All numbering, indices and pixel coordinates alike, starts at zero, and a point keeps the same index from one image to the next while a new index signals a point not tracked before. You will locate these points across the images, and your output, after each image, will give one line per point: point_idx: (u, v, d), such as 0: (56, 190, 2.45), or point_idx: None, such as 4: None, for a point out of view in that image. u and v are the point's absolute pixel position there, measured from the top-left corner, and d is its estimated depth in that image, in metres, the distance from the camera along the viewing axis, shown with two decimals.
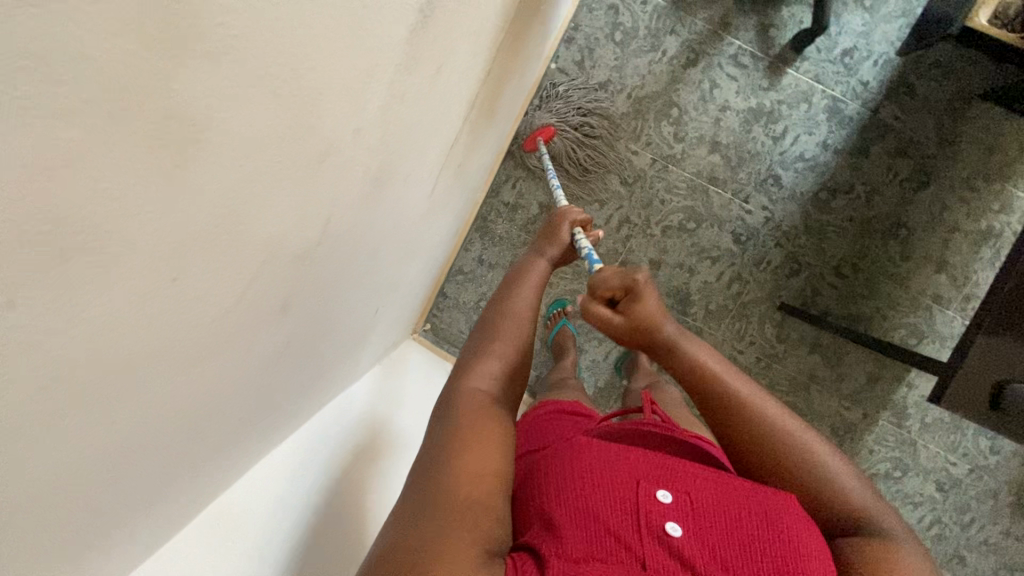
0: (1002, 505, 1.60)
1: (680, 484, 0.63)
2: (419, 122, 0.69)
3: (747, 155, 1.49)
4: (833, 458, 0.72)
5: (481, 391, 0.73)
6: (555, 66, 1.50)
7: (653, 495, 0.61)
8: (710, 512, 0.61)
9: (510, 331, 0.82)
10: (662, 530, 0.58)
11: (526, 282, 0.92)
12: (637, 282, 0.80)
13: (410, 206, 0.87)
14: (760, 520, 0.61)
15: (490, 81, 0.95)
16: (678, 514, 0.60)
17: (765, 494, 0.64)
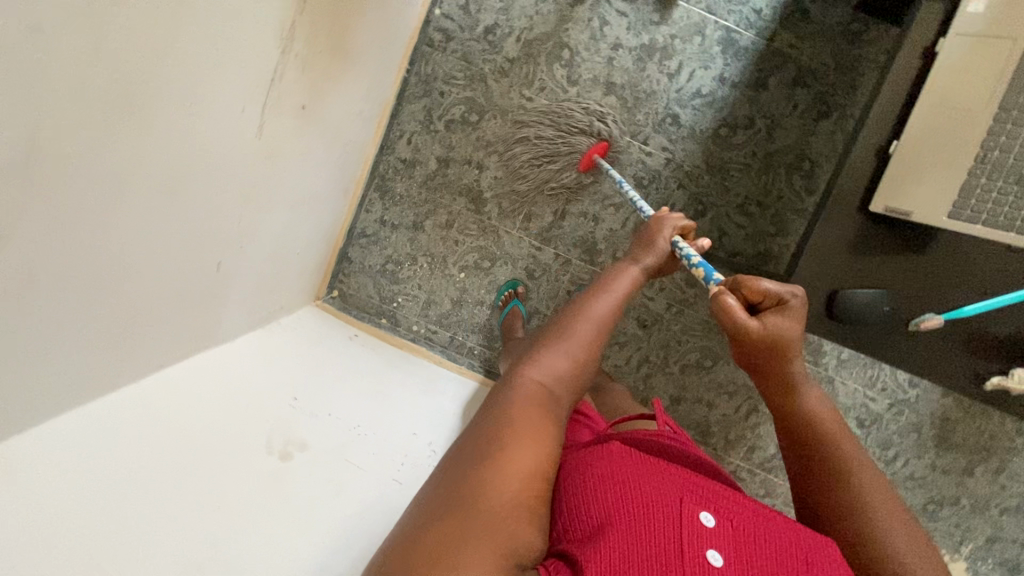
0: (925, 439, 1.60)
1: (720, 510, 0.63)
2: (186, 38, 0.66)
3: (644, 94, 1.44)
4: (917, 539, 0.71)
5: (549, 389, 0.72)
6: (440, 13, 1.44)
7: (698, 518, 0.61)
8: (748, 537, 0.61)
9: (587, 336, 0.78)
10: (703, 555, 0.57)
11: (615, 289, 0.85)
12: (791, 298, 0.74)
13: (223, 143, 0.83)
14: (790, 552, 0.61)
15: (312, 12, 0.90)
16: (719, 542, 0.59)
17: (801, 537, 0.64)
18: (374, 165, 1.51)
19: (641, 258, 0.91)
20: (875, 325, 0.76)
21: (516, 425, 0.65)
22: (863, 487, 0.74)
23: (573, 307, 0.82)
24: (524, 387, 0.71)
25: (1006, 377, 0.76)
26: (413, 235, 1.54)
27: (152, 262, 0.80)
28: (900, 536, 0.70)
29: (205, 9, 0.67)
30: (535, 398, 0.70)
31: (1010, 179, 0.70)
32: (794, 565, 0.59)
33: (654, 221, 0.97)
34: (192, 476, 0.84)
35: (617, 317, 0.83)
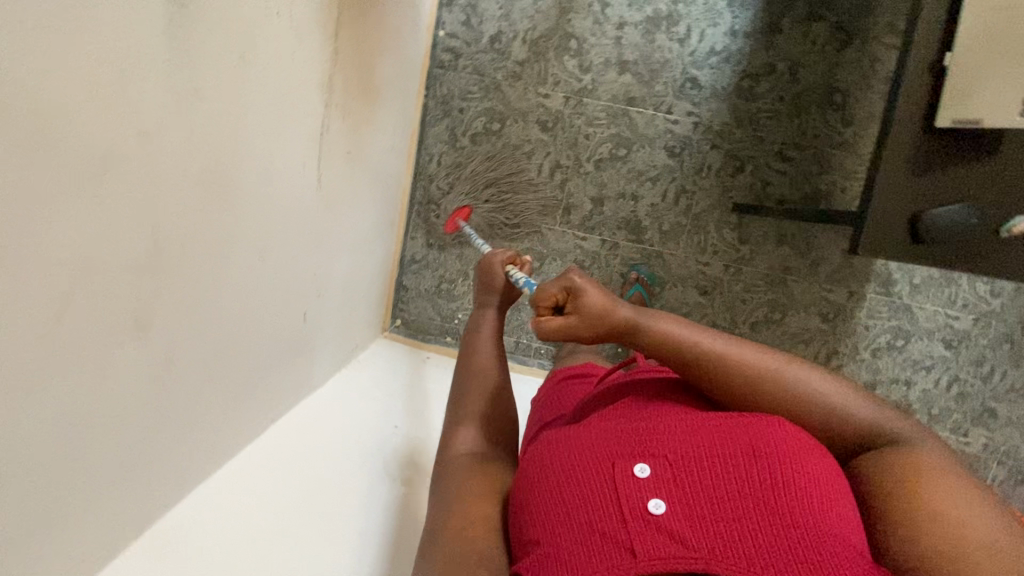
0: (1019, 347, 1.55)
1: (656, 450, 0.61)
2: (252, 112, 0.71)
3: (658, 65, 1.44)
4: (821, 376, 0.69)
5: (474, 450, 0.80)
6: (444, 33, 1.48)
7: (629, 472, 0.59)
8: (690, 468, 0.58)
9: (483, 388, 0.88)
10: (642, 509, 0.55)
11: (484, 339, 0.97)
12: (573, 280, 0.76)
13: (293, 200, 0.87)
14: (736, 460, 0.58)
15: (344, 62, 0.95)
16: (658, 487, 0.57)
17: (742, 429, 0.62)
18: (411, 193, 1.56)
19: (483, 299, 1.03)
20: (962, 241, 0.75)
21: (456, 500, 0.71)
22: (755, 380, 0.69)
23: (465, 369, 0.92)
24: (449, 464, 0.78)
25: None
26: (462, 251, 1.58)
27: (256, 324, 0.86)
28: (814, 393, 0.67)
29: (264, 81, 0.72)
30: (465, 468, 0.76)
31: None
32: (748, 473, 0.57)
33: (482, 258, 1.07)
34: (330, 523, 0.92)
35: (500, 356, 0.95)
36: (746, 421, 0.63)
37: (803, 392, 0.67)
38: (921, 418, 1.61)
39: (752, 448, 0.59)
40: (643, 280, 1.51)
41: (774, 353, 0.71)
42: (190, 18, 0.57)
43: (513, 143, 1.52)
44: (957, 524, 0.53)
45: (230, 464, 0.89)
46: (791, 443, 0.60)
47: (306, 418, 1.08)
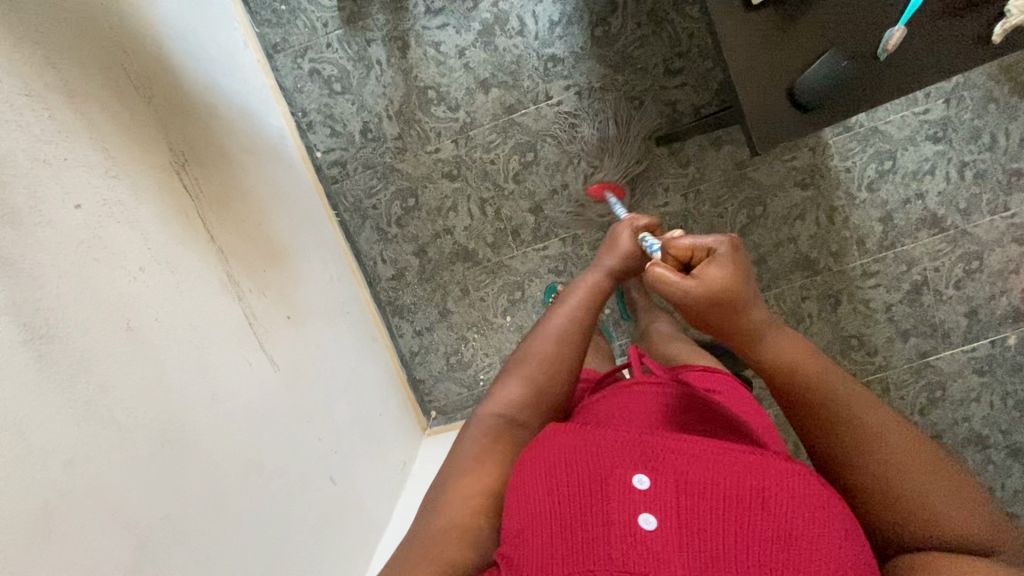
0: (1006, 100, 1.45)
1: (664, 465, 0.56)
2: (169, 363, 0.74)
3: (515, 65, 1.44)
4: (939, 469, 0.56)
5: (510, 418, 0.76)
6: (321, 152, 1.51)
7: (627, 482, 0.55)
8: (692, 489, 0.53)
9: (547, 354, 0.82)
10: (630, 523, 0.52)
11: (573, 303, 0.89)
12: (722, 247, 0.66)
13: (256, 398, 0.90)
14: (741, 496, 0.52)
15: (233, 252, 0.97)
16: (653, 502, 0.53)
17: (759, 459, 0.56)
18: (376, 300, 1.58)
19: (600, 265, 0.95)
20: (847, 86, 0.71)
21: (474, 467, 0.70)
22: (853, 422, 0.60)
23: (538, 328, 0.87)
24: (484, 424, 0.75)
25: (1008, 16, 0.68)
26: (449, 322, 1.58)
27: (285, 520, 0.88)
28: (910, 472, 0.56)
29: (163, 331, 0.75)
30: (496, 434, 0.74)
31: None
32: (750, 512, 0.51)
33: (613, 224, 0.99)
34: None
35: (582, 326, 0.86)
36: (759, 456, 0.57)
37: (894, 461, 0.57)
38: (954, 218, 1.52)
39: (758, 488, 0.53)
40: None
41: (907, 427, 0.59)
42: (59, 341, 0.60)
43: (433, 205, 1.52)
44: None
45: None
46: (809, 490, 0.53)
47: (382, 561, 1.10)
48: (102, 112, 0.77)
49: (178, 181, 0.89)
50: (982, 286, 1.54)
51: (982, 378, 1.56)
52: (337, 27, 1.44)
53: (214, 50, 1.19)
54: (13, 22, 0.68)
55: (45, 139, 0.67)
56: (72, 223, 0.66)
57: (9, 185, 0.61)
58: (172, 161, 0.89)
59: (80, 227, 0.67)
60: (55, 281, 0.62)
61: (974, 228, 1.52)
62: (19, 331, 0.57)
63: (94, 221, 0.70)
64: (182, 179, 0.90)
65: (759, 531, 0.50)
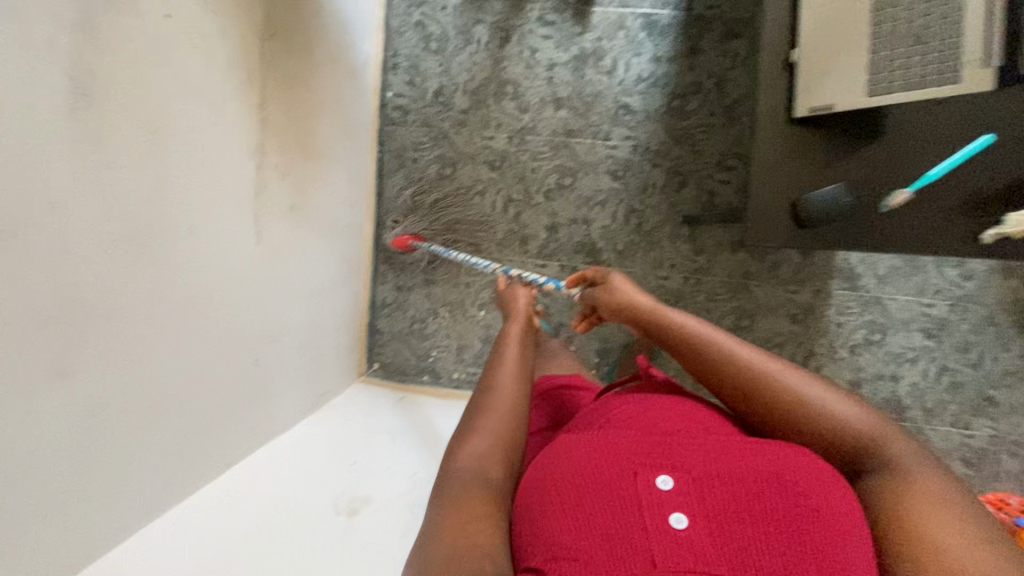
0: (1006, 329, 1.51)
1: (677, 468, 0.60)
2: (171, 179, 0.80)
3: (591, 98, 1.53)
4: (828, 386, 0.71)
5: (483, 474, 0.66)
6: (392, 93, 1.60)
7: (651, 483, 0.59)
8: (710, 488, 0.58)
9: (498, 408, 0.77)
10: (664, 522, 0.55)
11: (507, 362, 0.87)
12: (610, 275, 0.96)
13: (228, 255, 0.96)
14: (753, 491, 0.58)
15: (274, 127, 1.05)
16: (679, 499, 0.57)
17: (760, 460, 0.62)
18: (376, 240, 1.64)
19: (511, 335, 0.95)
20: (841, 221, 0.78)
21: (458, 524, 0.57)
22: (773, 385, 0.71)
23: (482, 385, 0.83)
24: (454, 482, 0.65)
25: (1001, 225, 0.74)
26: (429, 290, 1.64)
27: (202, 368, 0.93)
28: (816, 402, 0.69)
29: (181, 153, 0.81)
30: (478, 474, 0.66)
31: (908, 42, 0.68)
32: (766, 505, 0.56)
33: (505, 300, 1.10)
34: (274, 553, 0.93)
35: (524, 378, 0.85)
36: (765, 464, 0.62)
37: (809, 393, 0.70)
38: (916, 413, 1.55)
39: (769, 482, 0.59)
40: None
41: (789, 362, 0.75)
42: (94, 105, 0.67)
43: (465, 182, 1.60)
44: (925, 524, 0.55)
45: (190, 494, 0.94)
46: (818, 498, 0.58)
47: (271, 454, 1.14)
48: None
49: (257, 45, 0.97)
50: None
51: None
52: None
53: None
54: None
55: None
56: (153, 25, 0.74)
57: None
58: (260, 27, 0.98)
59: (157, 31, 0.75)
60: (115, 59, 0.69)
61: (930, 430, 1.55)
62: (68, 81, 0.64)
63: (172, 34, 0.77)
64: (261, 45, 0.98)
65: (781, 516, 0.55)
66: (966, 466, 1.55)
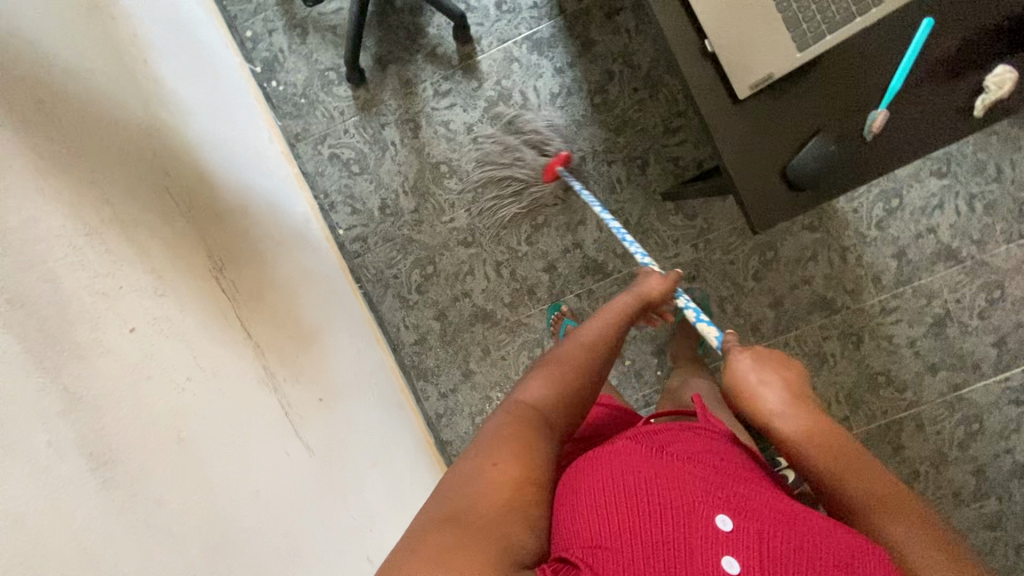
0: (1007, 132, 1.48)
1: (748, 511, 0.57)
2: (214, 467, 0.78)
3: (521, 136, 1.51)
4: (943, 544, 0.61)
5: (540, 410, 0.69)
6: (343, 229, 1.58)
7: (712, 520, 0.56)
8: (775, 541, 0.55)
9: (569, 359, 0.77)
10: (713, 565, 0.53)
11: (606, 321, 0.87)
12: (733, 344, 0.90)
13: (292, 489, 0.93)
14: (823, 556, 0.54)
15: (268, 344, 1.03)
16: (737, 546, 0.54)
17: (839, 526, 0.58)
18: (401, 365, 1.61)
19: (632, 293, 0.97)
20: (838, 169, 0.75)
21: (503, 446, 0.61)
22: (868, 509, 0.66)
23: (572, 334, 0.84)
24: (511, 405, 0.69)
25: (985, 94, 0.72)
26: (472, 382, 1.60)
27: None
28: (914, 545, 0.61)
29: (210, 436, 0.80)
30: (528, 422, 0.66)
31: None
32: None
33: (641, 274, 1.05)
34: None
35: (614, 346, 0.84)
36: (842, 526, 0.57)
37: (903, 537, 0.62)
38: (969, 250, 1.52)
39: (844, 559, 0.54)
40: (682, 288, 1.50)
41: (912, 504, 0.65)
42: (118, 461, 0.66)
43: (452, 270, 1.58)
44: None
45: None
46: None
47: None
48: (148, 233, 0.85)
49: (214, 286, 0.95)
50: (1008, 314, 1.53)
51: (1021, 409, 1.53)
52: (352, 113, 1.53)
53: (243, 151, 1.29)
54: (79, 172, 0.77)
55: (101, 272, 0.73)
56: (127, 346, 0.73)
57: (73, 322, 0.67)
58: (210, 267, 0.96)
59: (133, 350, 0.73)
60: (113, 405, 0.68)
61: (992, 258, 1.52)
62: (86, 458, 0.63)
63: (146, 340, 0.76)
64: (218, 283, 0.97)
65: None
66: None
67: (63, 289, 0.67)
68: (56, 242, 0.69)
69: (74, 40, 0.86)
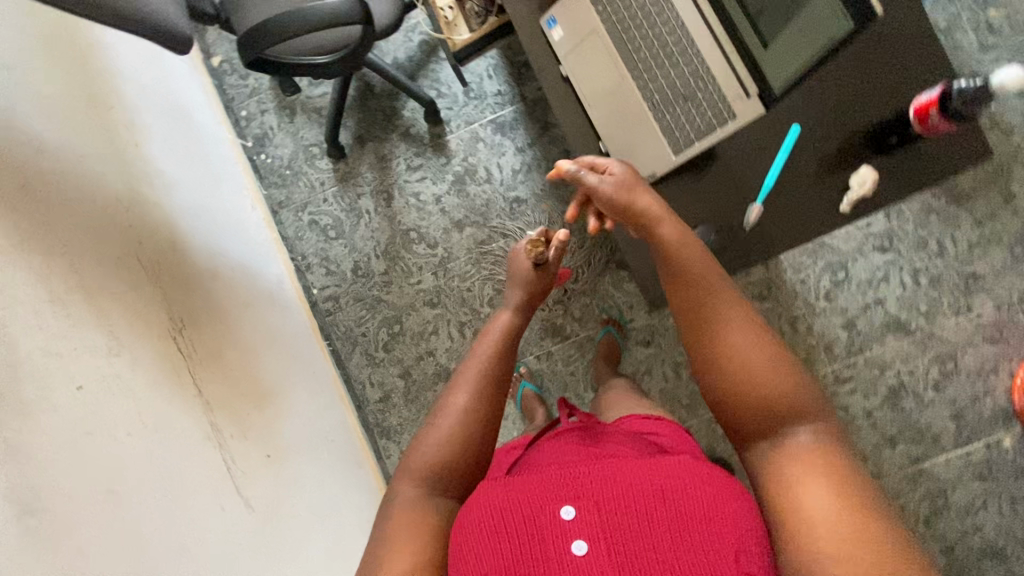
0: (945, 210, 1.55)
1: (585, 490, 0.62)
2: (141, 518, 0.84)
3: (485, 206, 1.63)
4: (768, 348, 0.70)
5: (439, 471, 0.74)
6: (317, 289, 1.68)
7: (555, 514, 0.60)
8: (611, 508, 0.60)
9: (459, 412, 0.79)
10: (567, 552, 0.58)
11: (480, 353, 0.86)
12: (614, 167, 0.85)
13: (223, 544, 0.97)
14: (653, 507, 0.60)
15: (218, 400, 1.10)
16: (581, 526, 0.59)
17: (665, 468, 0.64)
18: (364, 422, 1.65)
19: (512, 296, 0.97)
20: (726, 250, 0.89)
21: (395, 546, 0.67)
22: (716, 329, 0.72)
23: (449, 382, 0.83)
24: (409, 474, 0.74)
25: (849, 194, 0.86)
26: None
27: None
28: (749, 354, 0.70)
29: (140, 488, 0.85)
30: (414, 512, 0.70)
31: (680, 103, 0.85)
32: (664, 516, 0.59)
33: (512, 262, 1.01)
34: None
35: (497, 374, 0.84)
36: (665, 467, 0.64)
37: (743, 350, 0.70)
38: (918, 322, 1.55)
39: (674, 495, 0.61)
40: (613, 320, 1.58)
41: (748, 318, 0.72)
42: (42, 512, 0.71)
43: (417, 330, 1.65)
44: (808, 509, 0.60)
45: None
46: (711, 499, 0.61)
47: None
48: (111, 298, 0.95)
49: (169, 346, 1.03)
50: (963, 386, 1.54)
51: (984, 484, 1.51)
52: (332, 184, 1.67)
53: (223, 219, 1.41)
54: (51, 246, 0.88)
55: (58, 334, 0.82)
56: (71, 402, 0.80)
57: (22, 381, 0.75)
58: (169, 328, 1.05)
59: (75, 407, 0.81)
60: (49, 455, 0.75)
61: (941, 330, 1.55)
62: (14, 506, 0.69)
63: (91, 397, 0.84)
64: (174, 344, 1.05)
65: (674, 527, 0.59)
66: (993, 344, 1.53)
67: (17, 351, 0.76)
68: (17, 308, 0.78)
69: (67, 132, 1.00)
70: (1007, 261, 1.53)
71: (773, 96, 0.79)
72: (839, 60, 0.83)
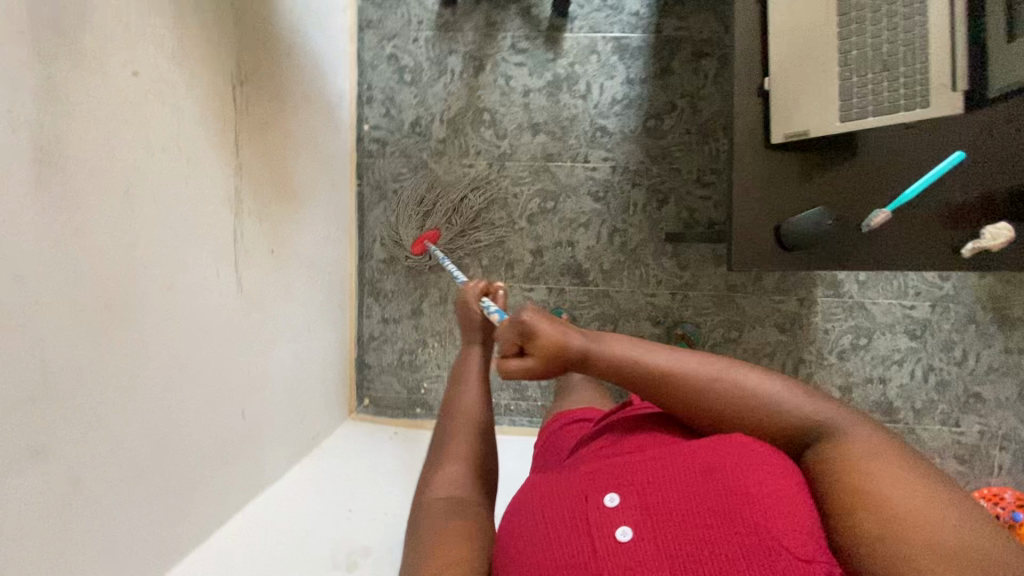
0: (985, 326, 1.55)
1: (627, 480, 0.60)
2: (145, 233, 0.78)
3: (568, 121, 1.54)
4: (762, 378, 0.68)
5: (456, 495, 0.72)
6: (368, 127, 1.59)
7: (599, 502, 0.59)
8: (654, 493, 0.58)
9: (467, 431, 0.82)
10: (608, 533, 0.55)
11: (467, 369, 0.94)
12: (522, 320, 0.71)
13: (206, 306, 0.92)
14: (696, 487, 0.57)
15: (249, 173, 1.02)
16: (626, 512, 0.57)
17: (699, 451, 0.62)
18: (360, 274, 1.60)
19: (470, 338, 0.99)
20: (820, 242, 0.92)
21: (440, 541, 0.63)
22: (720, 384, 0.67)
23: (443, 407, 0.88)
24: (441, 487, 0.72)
25: (980, 240, 0.89)
26: (416, 321, 1.60)
27: (182, 427, 0.89)
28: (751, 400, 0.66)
29: (155, 207, 0.79)
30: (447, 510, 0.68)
31: (877, 68, 0.86)
32: (710, 495, 0.56)
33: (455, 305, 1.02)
34: None
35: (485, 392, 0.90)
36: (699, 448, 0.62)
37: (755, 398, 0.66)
38: (907, 414, 1.57)
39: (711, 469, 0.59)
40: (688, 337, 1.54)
41: (737, 366, 0.69)
42: (61, 172, 0.65)
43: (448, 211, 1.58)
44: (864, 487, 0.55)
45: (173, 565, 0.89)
46: (758, 473, 0.57)
47: (257, 510, 1.08)
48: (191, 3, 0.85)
49: (225, 89, 0.94)
50: None
51: None
52: (429, 27, 1.55)
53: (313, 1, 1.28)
54: None
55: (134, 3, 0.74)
56: (125, 88, 0.73)
57: (85, 31, 0.67)
58: (231, 73, 0.96)
59: (126, 91, 0.73)
60: (86, 123, 0.68)
61: (923, 431, 1.57)
62: (34, 149, 0.62)
63: (143, 90, 0.76)
64: (229, 89, 0.95)
65: (722, 505, 0.55)
66: (960, 463, 1.56)
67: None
68: None
69: None
70: (1013, 396, 1.55)
71: (982, 97, 0.80)
72: (994, 116, 0.93)
